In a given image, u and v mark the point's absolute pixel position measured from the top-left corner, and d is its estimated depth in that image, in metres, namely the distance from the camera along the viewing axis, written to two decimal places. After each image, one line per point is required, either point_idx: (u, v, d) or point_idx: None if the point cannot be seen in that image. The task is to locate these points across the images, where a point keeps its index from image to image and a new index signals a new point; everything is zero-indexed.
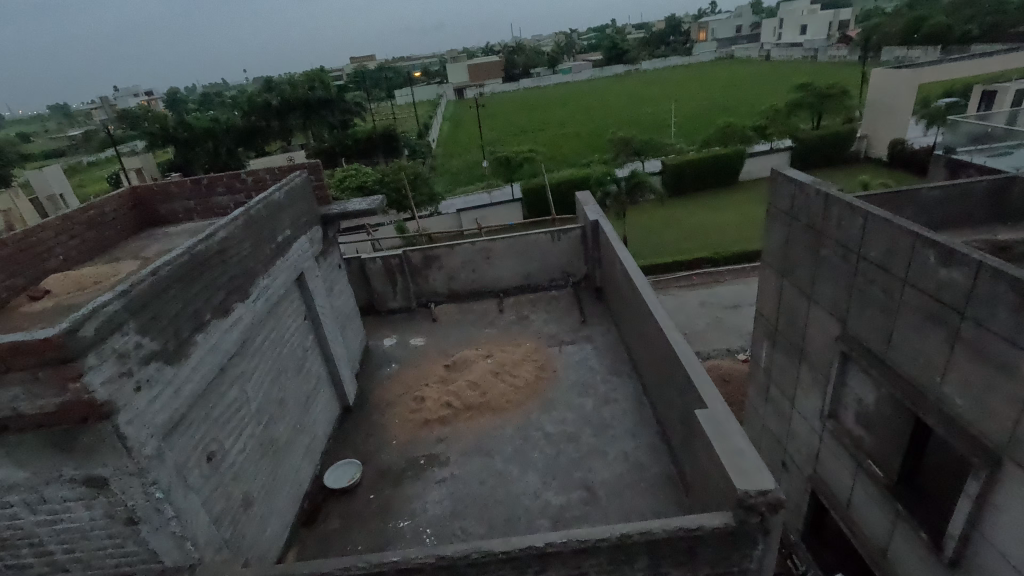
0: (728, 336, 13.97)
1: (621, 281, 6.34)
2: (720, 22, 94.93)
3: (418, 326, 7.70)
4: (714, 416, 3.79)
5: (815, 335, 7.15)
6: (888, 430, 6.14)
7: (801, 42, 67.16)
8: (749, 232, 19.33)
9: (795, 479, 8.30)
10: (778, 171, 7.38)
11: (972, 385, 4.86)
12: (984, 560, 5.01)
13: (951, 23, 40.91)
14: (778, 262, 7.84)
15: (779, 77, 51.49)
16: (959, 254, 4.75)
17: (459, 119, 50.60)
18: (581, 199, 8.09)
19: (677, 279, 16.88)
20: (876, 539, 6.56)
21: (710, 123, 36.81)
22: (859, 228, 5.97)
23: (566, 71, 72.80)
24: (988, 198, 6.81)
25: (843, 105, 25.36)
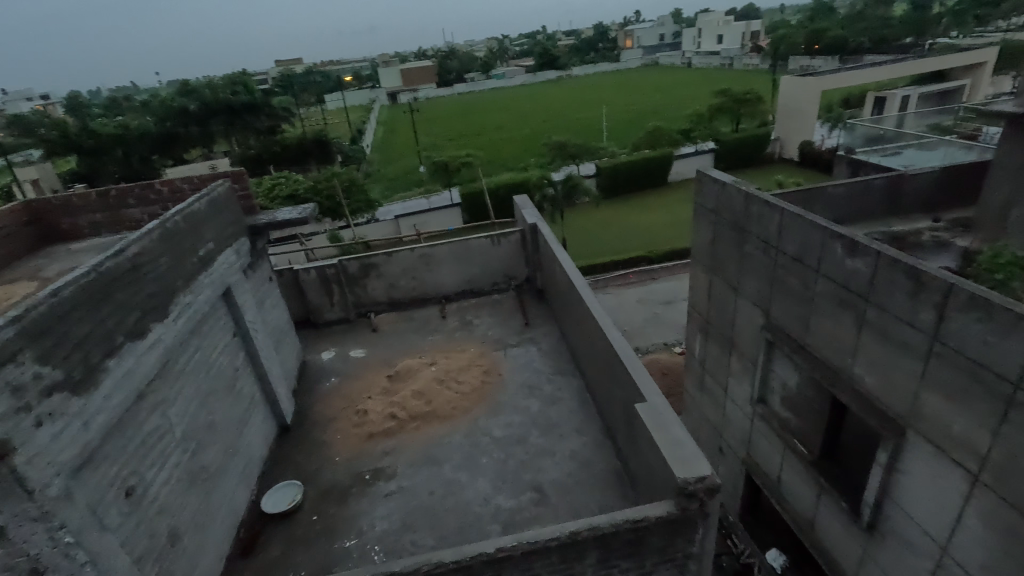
0: (665, 330, 14.56)
1: (561, 283, 6.44)
2: (645, 31, 99.40)
3: (357, 337, 7.46)
4: (653, 408, 3.93)
5: (743, 325, 7.60)
6: (810, 410, 6.62)
7: (718, 50, 71.72)
8: (680, 231, 20.26)
9: (731, 463, 8.77)
10: (703, 172, 7.79)
11: (878, 365, 5.35)
12: (897, 523, 5.51)
13: (847, 35, 44.92)
14: (707, 258, 8.28)
15: (700, 83, 54.65)
16: (861, 245, 5.22)
17: (395, 124, 49.80)
18: (519, 202, 8.15)
19: (616, 279, 17.41)
20: (804, 513, 7.06)
21: (639, 126, 38.31)
22: (776, 225, 6.42)
23: (500, 76, 73.45)
24: (883, 194, 7.52)
25: (758, 110, 27.19)
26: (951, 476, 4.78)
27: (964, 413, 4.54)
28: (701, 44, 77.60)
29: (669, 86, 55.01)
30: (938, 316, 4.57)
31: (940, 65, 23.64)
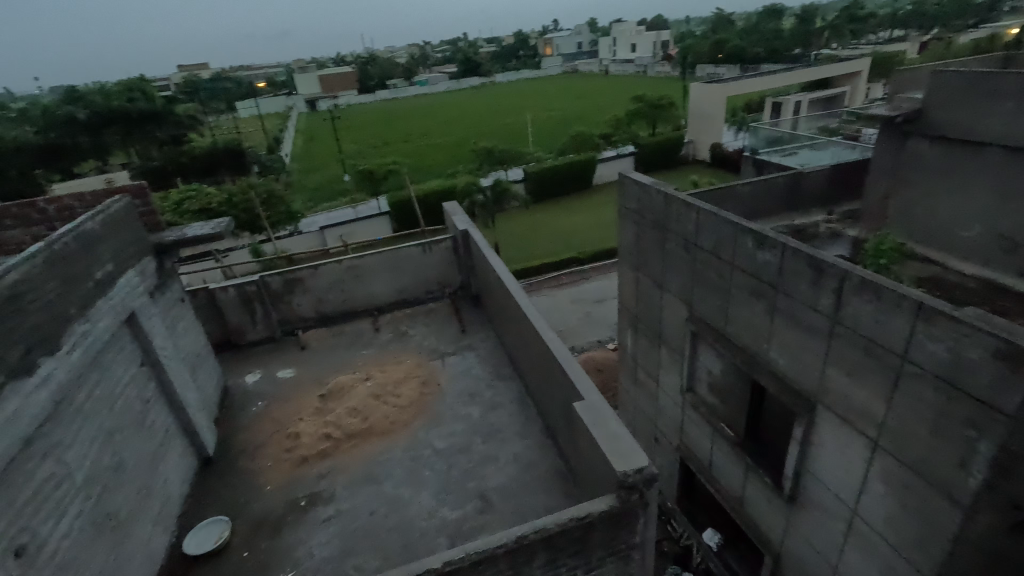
0: (598, 328, 15.01)
1: (496, 288, 6.45)
2: (563, 39, 102.90)
3: (284, 357, 7.06)
4: (591, 406, 4.02)
5: (669, 319, 7.99)
6: (734, 395, 7.06)
7: (632, 58, 75.62)
8: (607, 231, 21.03)
9: (666, 451, 9.16)
10: (625, 175, 8.13)
11: (789, 348, 5.81)
12: (814, 491, 6.00)
13: (745, 46, 48.76)
14: (632, 257, 8.63)
15: (618, 90, 57.33)
16: (768, 239, 5.66)
17: (315, 131, 47.93)
18: (449, 209, 8.10)
19: (549, 281, 17.75)
20: (734, 491, 7.51)
21: (563, 131, 39.39)
22: (693, 223, 6.81)
23: (423, 82, 73.05)
24: (785, 190, 8.20)
25: (671, 114, 28.84)
26: (856, 444, 5.28)
27: (863, 386, 5.03)
28: (616, 52, 81.48)
29: (589, 93, 57.01)
30: (836, 300, 5.04)
31: (825, 74, 26.24)
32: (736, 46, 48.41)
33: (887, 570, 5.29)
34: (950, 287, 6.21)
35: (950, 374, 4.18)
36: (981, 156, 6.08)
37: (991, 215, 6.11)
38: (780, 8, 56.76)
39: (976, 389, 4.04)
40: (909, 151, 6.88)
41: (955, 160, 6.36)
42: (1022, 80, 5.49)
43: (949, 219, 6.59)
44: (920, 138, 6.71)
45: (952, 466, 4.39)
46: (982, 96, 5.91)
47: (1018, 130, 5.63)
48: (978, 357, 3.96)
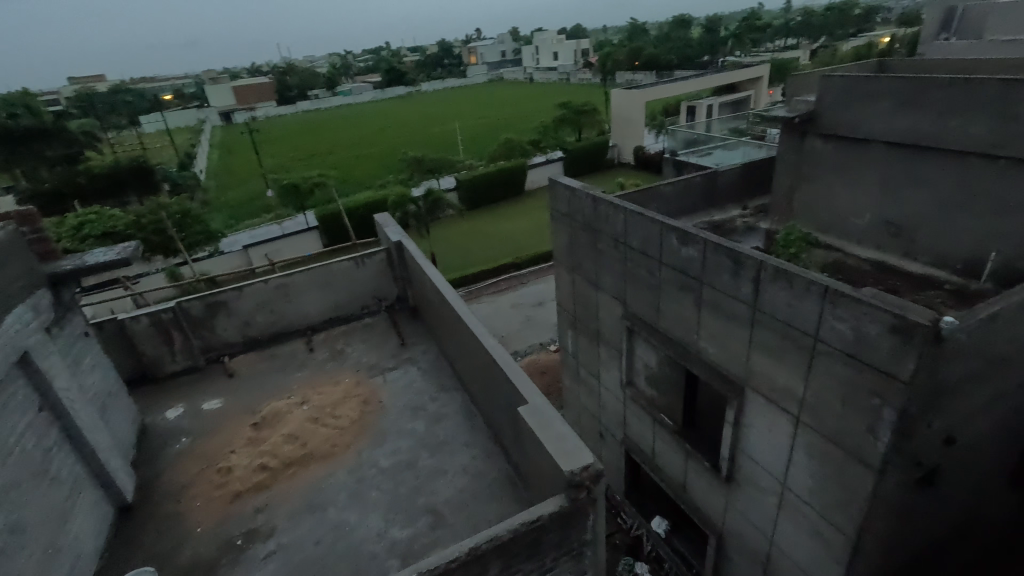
0: (539, 331, 15.21)
1: (434, 299, 6.37)
2: (487, 48, 104.19)
3: (209, 387, 6.59)
4: (535, 409, 4.06)
5: (606, 317, 8.23)
6: (670, 385, 7.39)
7: (555, 66, 77.76)
8: (541, 235, 21.37)
9: (612, 445, 9.42)
10: (555, 180, 8.30)
11: (717, 337, 6.16)
12: (748, 469, 6.39)
13: (659, 54, 51.57)
14: (567, 259, 8.84)
15: (543, 97, 58.70)
16: (690, 235, 5.99)
17: (232, 146, 45.35)
18: (380, 221, 7.91)
19: (487, 287, 17.78)
20: (677, 478, 7.84)
21: (492, 139, 39.74)
22: (622, 223, 7.08)
23: (346, 92, 71.23)
24: (702, 189, 8.71)
25: (595, 120, 29.89)
26: (781, 422, 5.67)
27: (783, 367, 5.42)
28: (539, 61, 83.48)
29: (515, 100, 58.00)
30: (755, 289, 5.40)
31: (732, 79, 28.22)
32: (651, 54, 51.05)
33: (817, 536, 5.71)
34: (850, 270, 6.83)
35: (855, 350, 4.61)
36: (867, 152, 6.77)
37: (880, 203, 6.79)
38: (688, 19, 60.59)
39: (877, 361, 4.47)
40: (807, 149, 7.52)
41: (847, 156, 7.03)
42: (895, 83, 6.17)
43: (846, 209, 7.26)
44: (816, 136, 7.35)
45: (862, 434, 4.82)
46: (865, 98, 6.58)
47: (896, 127, 6.31)
48: (877, 332, 4.39)
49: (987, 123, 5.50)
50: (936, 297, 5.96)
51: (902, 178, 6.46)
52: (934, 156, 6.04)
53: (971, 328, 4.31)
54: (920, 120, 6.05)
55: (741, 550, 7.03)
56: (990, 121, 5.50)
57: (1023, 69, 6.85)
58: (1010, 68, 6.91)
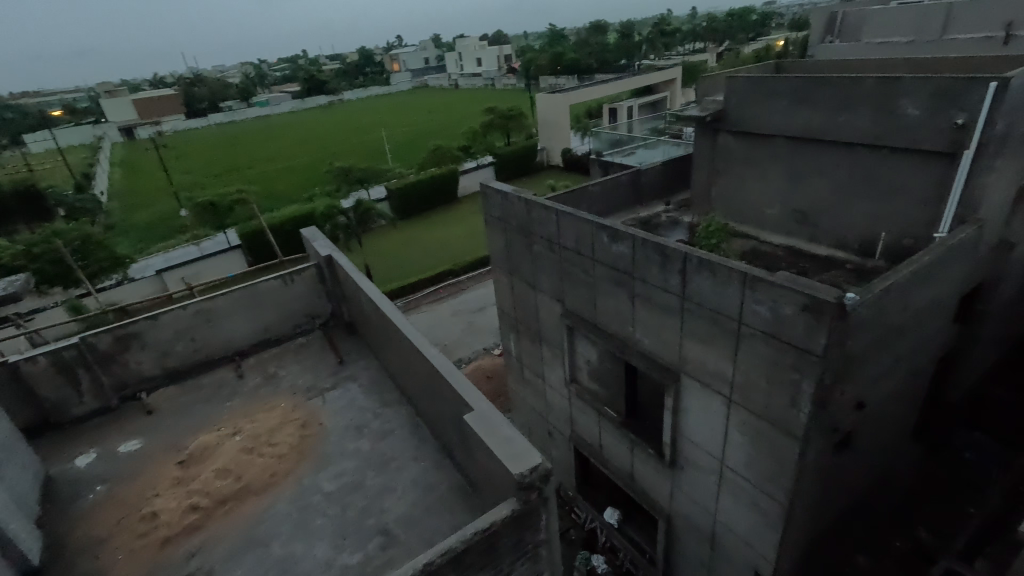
0: (481, 337, 15.18)
1: (370, 312, 6.18)
2: (410, 54, 103.18)
3: (125, 428, 6.03)
4: (481, 415, 4.04)
5: (546, 317, 8.36)
6: (612, 379, 7.60)
7: (480, 72, 78.27)
8: (477, 241, 21.37)
9: (561, 443, 9.56)
10: (487, 185, 8.32)
11: (651, 328, 6.42)
12: (689, 452, 6.70)
13: (580, 58, 53.17)
14: (504, 263, 8.89)
15: (470, 102, 58.85)
16: (620, 232, 6.20)
17: (137, 164, 41.89)
18: (307, 235, 7.58)
19: (427, 296, 17.52)
20: (625, 467, 8.08)
21: (422, 146, 39.32)
22: (555, 224, 7.22)
23: (263, 103, 67.96)
24: (628, 187, 9.06)
25: (522, 124, 30.33)
26: (715, 403, 5.99)
27: (713, 352, 5.74)
28: (463, 67, 83.67)
29: (443, 107, 57.74)
30: (682, 280, 5.68)
31: (648, 81, 29.59)
32: (572, 58, 52.58)
33: (754, 507, 6.08)
34: (766, 256, 7.33)
35: (774, 330, 4.96)
36: (773, 146, 7.32)
37: (787, 193, 7.36)
38: (604, 24, 63.01)
39: (794, 338, 4.83)
40: (720, 145, 8.01)
41: (756, 150, 7.55)
42: (791, 82, 6.72)
43: (758, 200, 7.78)
44: (727, 133, 7.84)
45: (786, 407, 5.19)
46: (766, 97, 7.11)
47: (795, 123, 6.87)
48: (792, 312, 4.74)
49: (870, 116, 6.12)
50: (839, 276, 6.54)
51: (804, 168, 7.03)
52: (829, 148, 6.64)
53: (870, 302, 4.76)
54: (815, 115, 6.62)
55: (689, 530, 7.35)
56: (871, 114, 6.12)
57: (895, 68, 7.68)
58: (886, 67, 7.73)
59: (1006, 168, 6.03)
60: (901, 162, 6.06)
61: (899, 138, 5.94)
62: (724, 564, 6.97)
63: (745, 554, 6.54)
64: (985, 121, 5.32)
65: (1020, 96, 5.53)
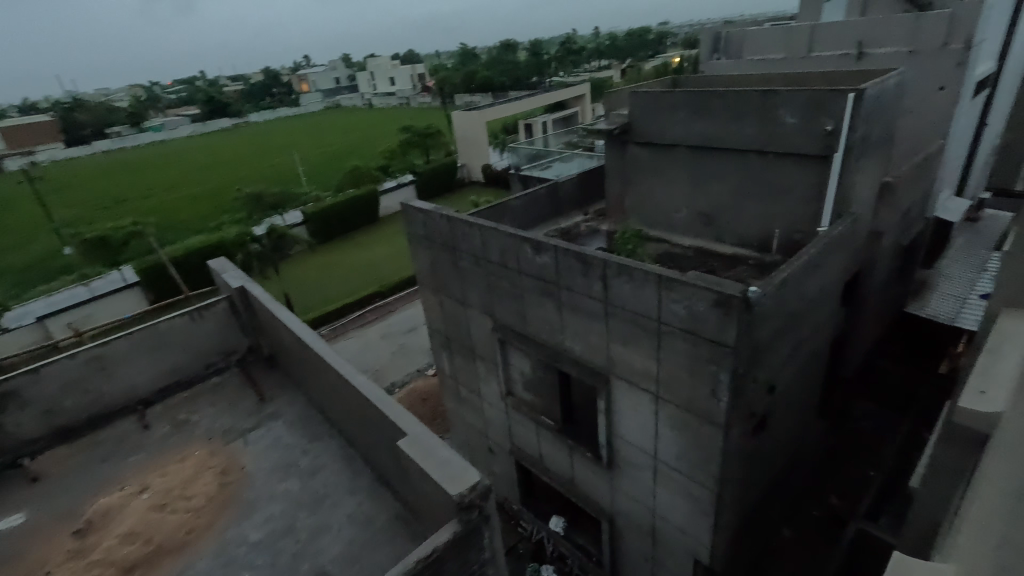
0: (414, 358, 14.85)
1: (290, 343, 5.85)
2: (318, 74, 100.23)
3: (3, 502, 5.25)
4: (415, 438, 3.95)
5: (477, 333, 8.34)
6: (546, 388, 7.71)
7: (394, 91, 77.75)
8: (402, 261, 20.96)
9: (502, 457, 9.53)
10: (407, 204, 8.22)
11: (580, 334, 6.60)
12: (624, 451, 6.92)
13: (492, 76, 54.27)
14: (431, 281, 8.79)
15: (386, 121, 58.10)
16: (543, 244, 6.35)
17: (6, 199, 37.17)
18: (215, 266, 7.04)
19: (353, 322, 16.91)
20: (566, 474, 8.19)
21: (338, 168, 38.18)
22: (479, 239, 7.25)
23: (157, 127, 63.06)
24: (547, 200, 9.33)
25: (441, 141, 30.38)
26: (645, 401, 6.25)
27: (638, 352, 5.99)
28: (376, 86, 82.70)
29: (358, 126, 56.50)
30: (604, 285, 5.91)
31: (559, 97, 30.79)
32: (484, 76, 53.53)
33: (688, 496, 6.38)
34: (679, 257, 7.78)
35: (691, 326, 5.29)
36: (677, 155, 7.82)
37: (693, 198, 7.89)
38: (514, 44, 64.94)
39: (709, 332, 5.17)
40: (629, 155, 8.44)
41: (661, 159, 8.03)
42: (686, 95, 7.24)
43: (667, 206, 8.26)
44: (635, 144, 8.28)
45: (708, 398, 5.52)
46: (665, 110, 7.61)
47: (693, 132, 7.40)
48: (705, 307, 5.09)
49: (756, 125, 6.75)
50: (744, 272, 7.09)
51: (705, 174, 7.59)
52: (725, 155, 7.22)
53: (770, 293, 5.21)
54: (711, 125, 7.17)
55: (631, 528, 7.56)
56: (757, 124, 6.74)
57: (774, 82, 8.53)
58: (765, 81, 8.57)
59: (870, 166, 6.88)
60: (786, 165, 6.74)
61: (782, 144, 6.61)
62: (666, 555, 7.23)
63: (685, 543, 6.83)
64: (848, 127, 6.06)
65: (874, 104, 6.37)
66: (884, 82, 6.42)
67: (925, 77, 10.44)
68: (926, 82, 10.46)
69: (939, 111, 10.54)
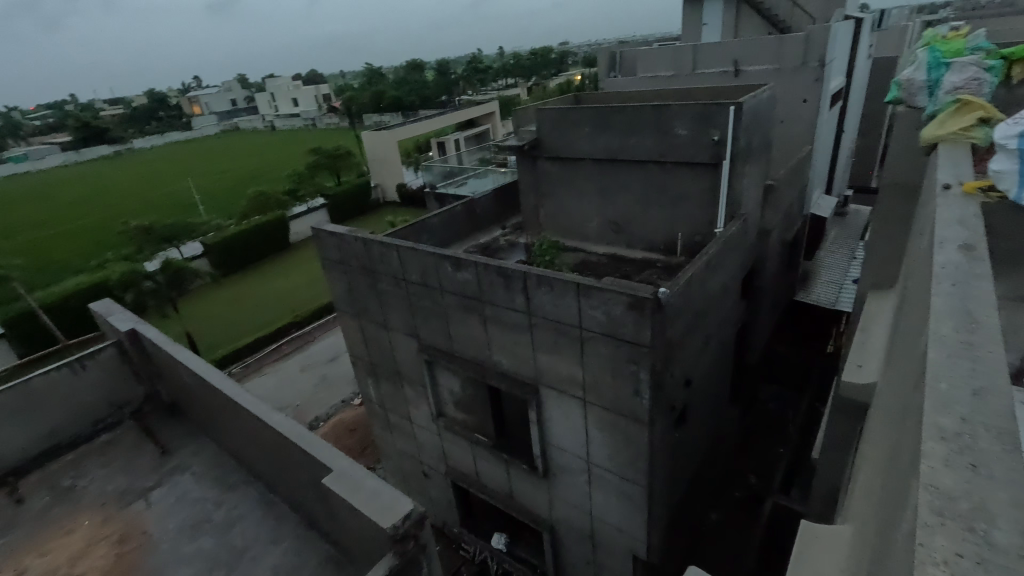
0: (337, 388, 14.16)
1: (193, 387, 5.34)
2: (212, 96, 93.95)
3: None
4: (341, 474, 3.75)
5: (402, 355, 8.13)
6: (477, 405, 7.65)
7: (297, 112, 74.75)
8: (318, 287, 20.02)
9: (438, 480, 9.29)
10: (319, 228, 7.89)
11: (506, 348, 6.65)
12: (558, 458, 7.02)
13: (401, 95, 53.79)
14: (349, 306, 8.46)
15: (291, 143, 55.57)
16: (462, 261, 6.34)
17: None
18: (98, 309, 6.27)
19: (267, 357, 15.84)
20: (503, 489, 8.16)
21: (241, 194, 35.86)
22: (397, 260, 7.10)
23: (20, 158, 55.84)
24: (464, 216, 9.36)
25: (351, 162, 29.59)
26: (574, 407, 6.39)
27: (563, 360, 6.14)
28: (278, 108, 79.16)
29: (260, 150, 53.57)
30: (526, 297, 6.01)
31: (469, 115, 31.19)
32: (392, 96, 52.85)
33: (622, 494, 6.59)
34: (595, 265, 8.09)
35: (610, 330, 5.52)
36: (585, 167, 8.17)
37: (603, 208, 8.26)
38: (421, 63, 64.89)
39: (627, 334, 5.42)
40: (541, 170, 8.68)
41: (570, 172, 8.34)
42: (588, 110, 7.61)
43: (579, 217, 8.58)
44: (545, 159, 8.54)
45: (631, 397, 5.76)
46: (570, 126, 7.94)
47: (597, 146, 7.79)
48: (622, 311, 5.33)
49: (653, 137, 7.24)
50: (655, 274, 7.53)
51: (612, 185, 7.98)
52: (629, 166, 7.67)
53: (678, 292, 5.57)
54: (613, 139, 7.58)
55: (571, 534, 7.66)
56: (654, 136, 7.24)
57: (667, 97, 9.21)
58: (658, 96, 9.24)
59: (753, 171, 7.62)
60: (683, 173, 7.28)
61: (677, 154, 7.15)
62: (606, 555, 7.40)
63: (623, 541, 7.02)
64: (731, 136, 6.69)
65: (751, 115, 7.08)
66: (758, 96, 7.16)
67: (791, 90, 11.79)
68: (793, 95, 11.82)
69: (804, 120, 11.94)
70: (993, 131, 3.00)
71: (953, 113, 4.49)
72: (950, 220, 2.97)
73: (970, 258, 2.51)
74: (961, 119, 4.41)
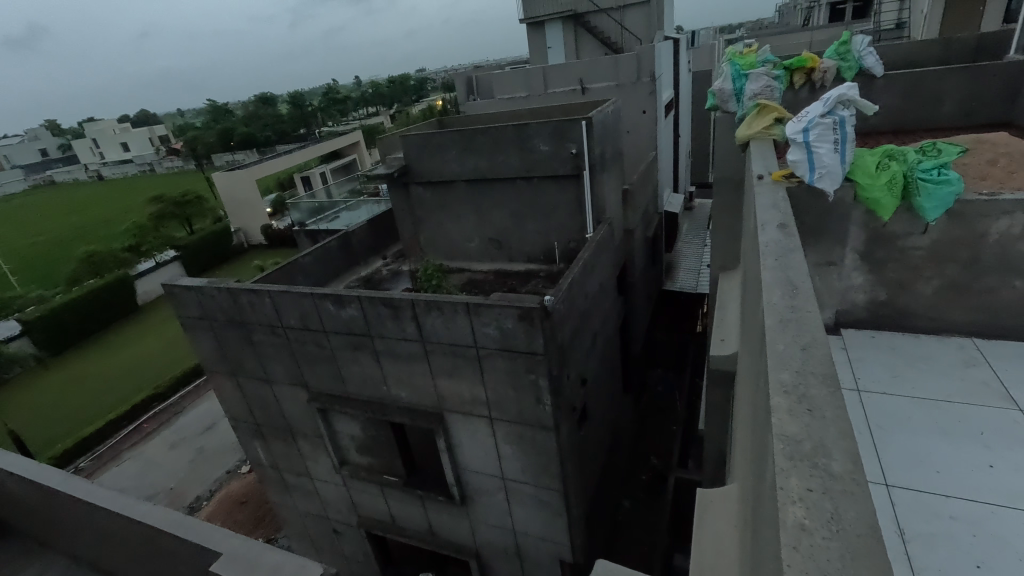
0: (219, 459, 12.60)
1: (25, 497, 4.35)
2: (14, 147, 79.84)
3: None
4: (235, 554, 3.32)
5: (291, 409, 7.48)
6: (381, 446, 7.27)
7: (130, 157, 66.45)
8: (180, 350, 17.76)
9: (349, 535, 8.64)
10: (172, 285, 7.02)
11: (404, 380, 6.43)
12: (473, 481, 6.92)
13: (254, 131, 50.21)
14: (221, 365, 7.59)
15: (129, 194, 49.16)
16: (344, 297, 6.04)
17: None
18: None
19: (125, 442, 13.64)
20: (422, 526, 7.83)
21: (67, 257, 30.83)
22: (271, 307, 6.55)
23: None
24: (340, 252, 8.95)
25: (202, 208, 26.94)
26: (480, 427, 6.37)
27: (465, 382, 6.10)
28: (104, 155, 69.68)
29: (89, 204, 46.66)
30: (417, 325, 5.89)
31: (333, 147, 30.03)
32: (244, 132, 49.15)
33: (539, 502, 6.68)
34: (481, 283, 8.20)
35: (504, 344, 5.62)
36: (457, 190, 8.27)
37: (480, 227, 8.41)
38: (272, 96, 61.21)
39: (521, 346, 5.57)
40: (414, 196, 8.62)
41: (443, 195, 8.39)
42: (453, 134, 7.74)
43: (459, 238, 8.65)
44: (417, 185, 8.50)
45: (534, 405, 5.90)
46: (438, 151, 8.00)
47: (466, 168, 7.95)
48: (513, 324, 5.47)
49: (517, 155, 7.58)
50: (539, 284, 7.84)
51: (486, 204, 8.17)
52: (499, 185, 7.92)
53: (562, 298, 5.85)
54: (480, 160, 7.79)
55: (496, 554, 7.56)
56: (518, 154, 7.57)
57: (525, 115, 9.70)
58: (517, 116, 9.70)
59: (610, 179, 8.30)
60: (550, 186, 7.70)
61: (541, 168, 7.56)
62: (534, 567, 7.41)
63: (548, 549, 7.09)
64: (587, 149, 7.26)
65: (601, 128, 7.73)
66: (605, 110, 7.87)
67: (631, 103, 13.07)
68: (633, 107, 13.10)
69: (647, 128, 13.26)
70: (785, 128, 3.65)
71: (755, 116, 5.29)
72: (768, 205, 3.49)
73: (787, 235, 2.96)
74: (762, 121, 5.21)
